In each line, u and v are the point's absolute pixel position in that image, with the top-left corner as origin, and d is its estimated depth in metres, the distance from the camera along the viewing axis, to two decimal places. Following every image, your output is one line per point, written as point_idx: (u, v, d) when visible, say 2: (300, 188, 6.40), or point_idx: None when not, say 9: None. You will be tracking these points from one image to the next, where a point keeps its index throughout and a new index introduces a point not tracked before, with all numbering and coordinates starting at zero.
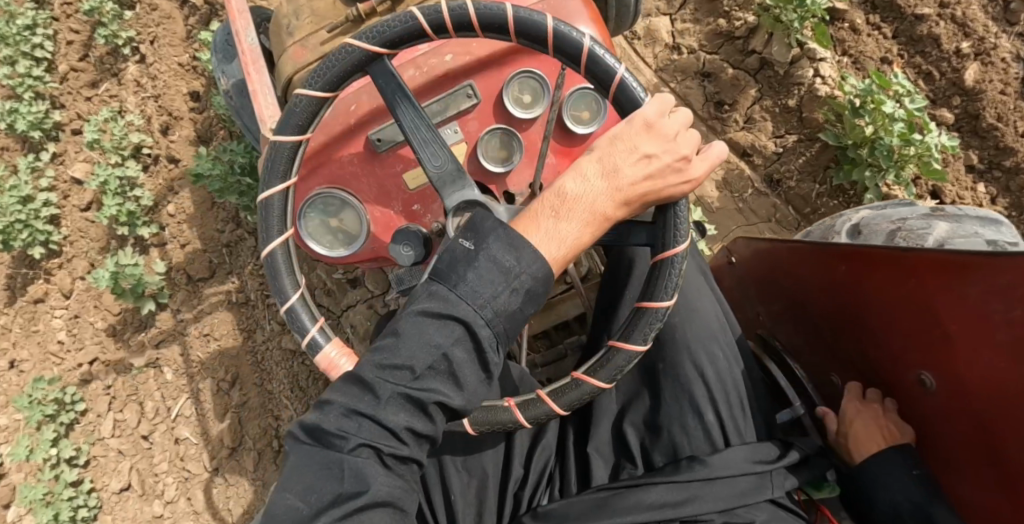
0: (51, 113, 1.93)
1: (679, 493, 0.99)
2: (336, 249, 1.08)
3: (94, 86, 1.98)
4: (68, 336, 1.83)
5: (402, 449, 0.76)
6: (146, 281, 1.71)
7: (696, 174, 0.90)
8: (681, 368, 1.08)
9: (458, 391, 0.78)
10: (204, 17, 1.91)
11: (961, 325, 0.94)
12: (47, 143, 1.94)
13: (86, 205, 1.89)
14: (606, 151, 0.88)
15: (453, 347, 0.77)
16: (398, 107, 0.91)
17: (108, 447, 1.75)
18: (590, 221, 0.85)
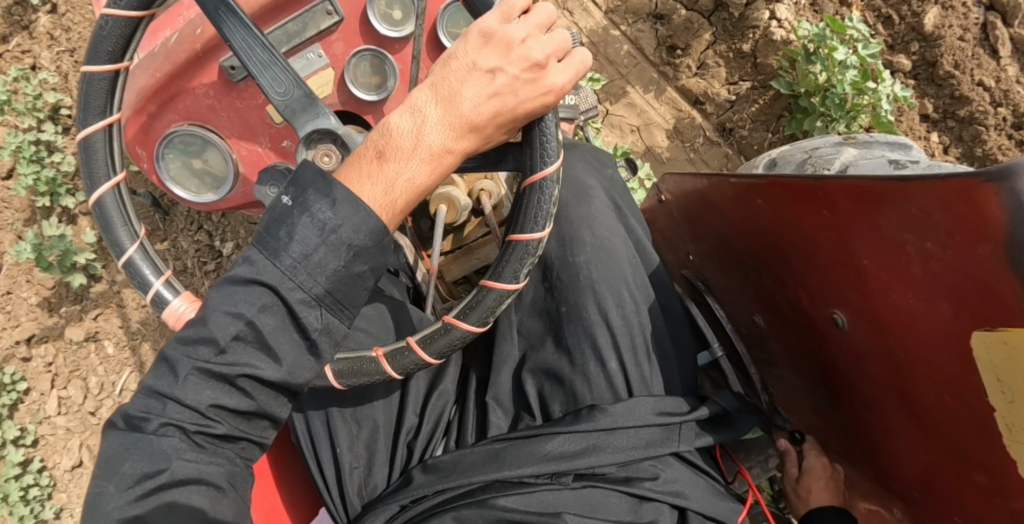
0: None
1: (579, 444, 0.96)
2: (203, 194, 1.09)
3: (4, 41, 1.76)
4: (0, 313, 1.71)
5: (216, 425, 0.74)
6: (74, 252, 1.63)
7: (554, 83, 0.83)
8: (581, 308, 1.05)
9: (279, 361, 0.75)
10: None
11: (876, 261, 0.86)
12: None
13: (5, 173, 1.73)
14: (445, 71, 0.81)
15: (259, 315, 0.73)
16: (223, 24, 0.82)
17: (55, 426, 1.71)
18: (427, 156, 0.79)
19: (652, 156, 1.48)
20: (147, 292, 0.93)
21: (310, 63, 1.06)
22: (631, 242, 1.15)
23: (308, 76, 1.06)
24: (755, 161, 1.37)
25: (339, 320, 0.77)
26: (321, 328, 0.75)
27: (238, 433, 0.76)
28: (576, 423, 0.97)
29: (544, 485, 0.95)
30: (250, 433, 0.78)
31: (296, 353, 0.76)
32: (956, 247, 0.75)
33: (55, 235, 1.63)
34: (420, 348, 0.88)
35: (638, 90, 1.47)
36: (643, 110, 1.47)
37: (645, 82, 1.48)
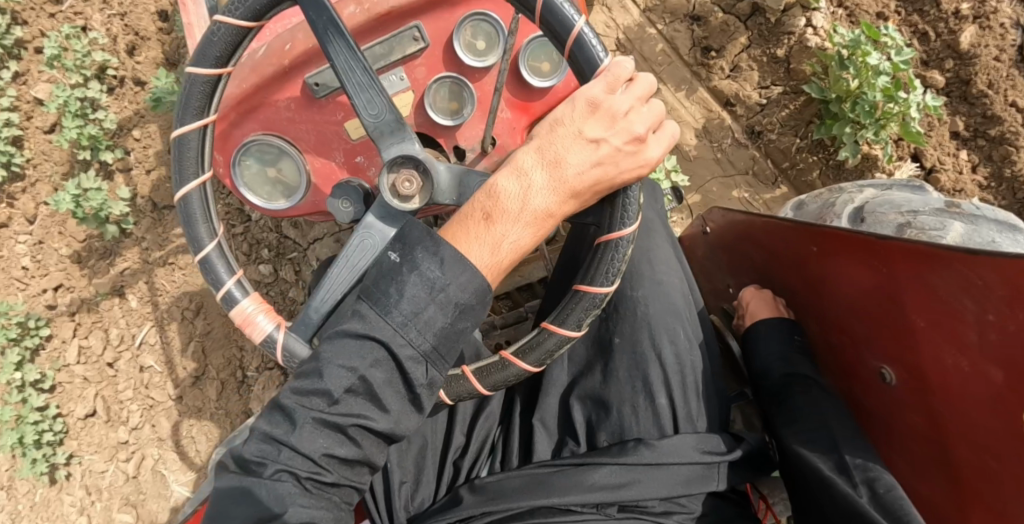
0: (12, 28, 1.89)
1: (623, 476, 1.02)
2: (277, 201, 1.12)
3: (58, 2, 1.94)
4: (31, 262, 1.85)
5: (326, 473, 0.78)
6: (109, 205, 1.67)
7: (651, 156, 0.89)
8: (637, 342, 1.11)
9: (388, 410, 0.79)
10: None
11: (929, 321, 0.94)
12: (8, 60, 1.91)
13: (49, 127, 1.89)
14: (552, 135, 0.88)
15: (371, 370, 0.78)
16: (330, 43, 0.89)
17: (74, 374, 1.75)
18: (531, 220, 0.86)
19: (680, 153, 1.50)
20: (219, 294, 0.99)
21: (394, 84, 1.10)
22: (687, 283, 1.20)
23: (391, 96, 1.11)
24: (835, 205, 1.29)
25: (441, 372, 0.82)
26: (426, 383, 0.81)
27: (345, 482, 0.80)
28: (623, 455, 1.03)
29: (590, 514, 1.02)
30: (353, 481, 0.81)
31: (404, 400, 0.81)
32: (1011, 314, 0.85)
33: (93, 189, 1.68)
34: (472, 379, 0.95)
35: (671, 88, 1.49)
36: (675, 107, 1.49)
37: (678, 80, 1.49)
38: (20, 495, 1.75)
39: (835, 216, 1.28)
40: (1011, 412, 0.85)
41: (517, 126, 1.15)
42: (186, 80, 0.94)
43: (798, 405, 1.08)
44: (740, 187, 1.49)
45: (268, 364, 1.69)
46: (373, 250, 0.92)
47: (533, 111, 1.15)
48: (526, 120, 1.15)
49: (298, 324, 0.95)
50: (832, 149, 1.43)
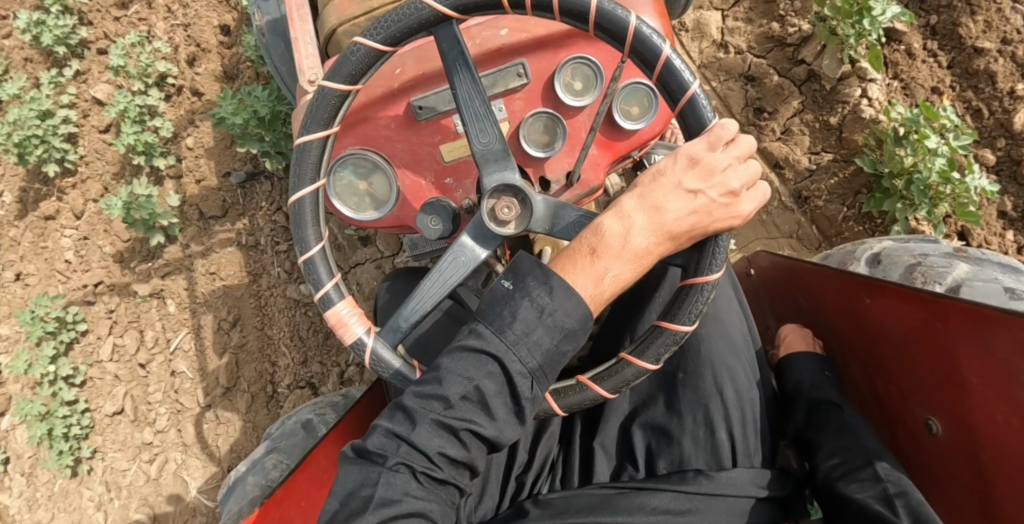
0: (78, 29, 1.99)
1: (683, 503, 1.05)
2: (365, 211, 1.13)
3: (122, 6, 2.02)
4: (75, 256, 1.90)
5: (438, 470, 0.84)
6: (158, 214, 1.71)
7: (742, 210, 0.95)
8: (701, 381, 1.13)
9: (495, 420, 0.85)
10: None
11: (983, 378, 0.96)
12: (72, 60, 1.99)
13: (104, 127, 1.94)
14: (660, 182, 0.93)
15: (488, 390, 0.85)
16: (455, 75, 0.97)
17: (105, 371, 1.79)
18: (632, 257, 0.91)
19: None
20: (318, 296, 1.03)
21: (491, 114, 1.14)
22: (745, 325, 1.22)
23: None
24: (854, 251, 1.33)
25: (544, 390, 0.88)
26: (531, 399, 0.86)
27: (452, 480, 0.86)
28: (682, 483, 1.06)
29: None
30: (458, 480, 0.87)
31: (510, 412, 0.87)
32: None
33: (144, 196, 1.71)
34: (550, 400, 0.97)
35: None
36: None
37: None
38: (41, 483, 1.80)
39: (855, 262, 1.32)
40: None
41: (602, 164, 1.17)
42: (318, 92, 1.00)
43: (827, 423, 1.12)
44: (783, 249, 1.51)
45: (299, 384, 1.71)
46: (466, 268, 1.00)
47: (618, 151, 1.16)
48: (610, 159, 1.16)
49: (385, 330, 1.02)
50: (880, 223, 1.42)
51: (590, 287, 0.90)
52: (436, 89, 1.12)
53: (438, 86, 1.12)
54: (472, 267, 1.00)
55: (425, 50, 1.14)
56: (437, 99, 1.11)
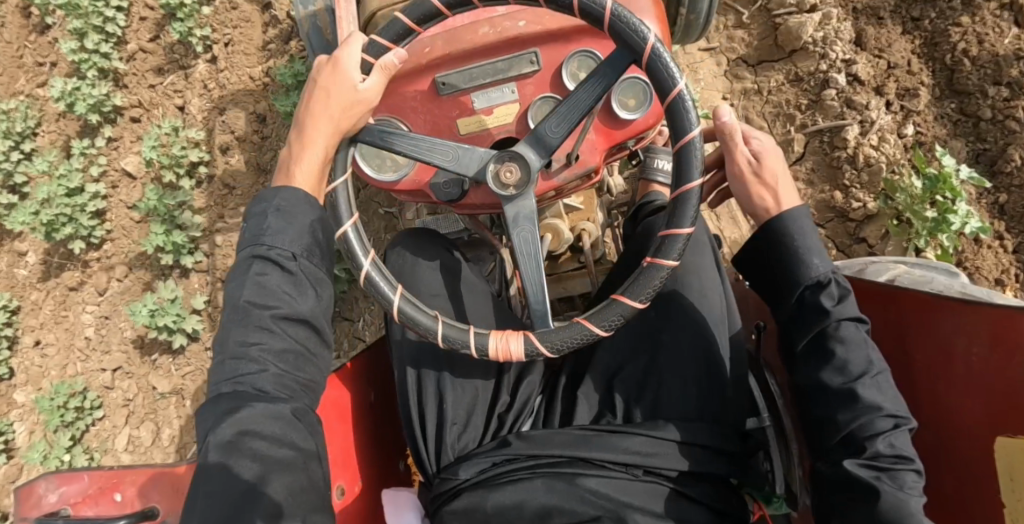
0: (113, 97, 2.00)
1: (658, 444, 1.02)
2: (385, 172, 1.17)
3: (160, 72, 2.05)
4: (94, 334, 1.87)
5: (268, 367, 0.93)
6: (183, 321, 1.70)
7: (347, 104, 1.08)
8: (692, 345, 1.11)
9: (289, 297, 0.98)
10: (282, 33, 1.89)
11: (927, 361, 1.05)
12: (105, 125, 2.00)
13: (132, 202, 1.92)
14: (331, 97, 1.07)
15: (263, 269, 0.98)
16: (392, 141, 1.09)
17: (118, 462, 1.75)
18: (340, 109, 1.07)
19: None
20: (477, 353, 1.04)
21: (500, 95, 1.13)
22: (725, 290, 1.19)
23: (496, 105, 1.14)
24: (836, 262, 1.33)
25: (314, 265, 1.02)
26: (303, 273, 1.00)
27: (289, 370, 0.95)
28: (658, 428, 1.03)
29: (619, 473, 1.01)
30: (295, 371, 0.96)
31: (298, 282, 0.99)
32: (997, 357, 0.96)
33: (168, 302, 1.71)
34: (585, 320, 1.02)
35: None
36: None
37: None
38: None
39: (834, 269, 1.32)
40: (995, 446, 0.96)
41: (598, 152, 1.14)
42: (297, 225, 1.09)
43: (828, 360, 0.99)
44: None
45: None
46: (530, 232, 1.06)
47: (615, 139, 1.13)
48: (606, 147, 1.13)
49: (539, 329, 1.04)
50: None
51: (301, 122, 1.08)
52: (461, 68, 1.14)
53: (466, 64, 1.14)
54: (534, 220, 1.06)
55: (453, 33, 1.14)
56: (460, 77, 1.14)
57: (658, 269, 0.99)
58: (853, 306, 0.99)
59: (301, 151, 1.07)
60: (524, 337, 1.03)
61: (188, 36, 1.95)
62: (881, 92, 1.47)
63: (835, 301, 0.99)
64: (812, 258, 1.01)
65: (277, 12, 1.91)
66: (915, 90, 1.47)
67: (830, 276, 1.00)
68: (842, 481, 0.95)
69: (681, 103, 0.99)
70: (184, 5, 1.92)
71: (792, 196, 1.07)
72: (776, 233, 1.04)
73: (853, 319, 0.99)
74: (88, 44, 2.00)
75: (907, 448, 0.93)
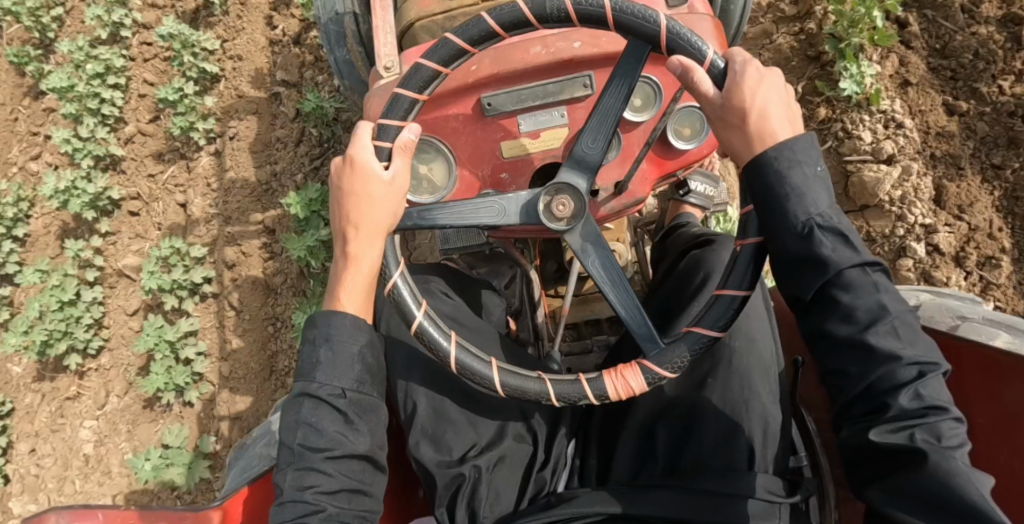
0: (110, 190, 1.86)
1: (692, 501, 0.93)
2: (422, 194, 1.09)
3: (160, 158, 1.93)
4: (94, 451, 1.75)
5: (325, 507, 0.88)
6: (190, 467, 1.60)
7: (388, 194, 0.95)
8: (727, 396, 1.00)
9: (344, 432, 0.91)
10: (290, 129, 1.73)
11: (990, 421, 0.96)
12: (101, 219, 1.86)
13: (132, 310, 1.79)
14: (367, 203, 0.94)
15: (314, 410, 0.91)
16: (433, 215, 0.99)
17: None
18: (382, 199, 0.95)
19: None
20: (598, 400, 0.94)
21: (550, 118, 1.06)
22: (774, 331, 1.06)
23: (543, 129, 1.07)
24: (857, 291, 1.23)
25: (367, 394, 0.94)
26: (353, 400, 0.93)
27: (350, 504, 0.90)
28: (694, 483, 0.95)
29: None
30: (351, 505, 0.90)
31: (356, 409, 0.93)
32: None
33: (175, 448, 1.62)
34: (627, 373, 0.94)
35: None
36: None
37: None
38: None
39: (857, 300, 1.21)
40: None
41: (649, 181, 1.11)
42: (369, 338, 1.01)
43: (838, 325, 0.85)
44: None
45: None
46: (611, 262, 1.00)
47: (667, 169, 1.10)
48: (658, 176, 1.10)
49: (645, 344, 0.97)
50: None
51: (340, 222, 0.96)
52: (510, 88, 1.05)
53: (518, 83, 1.05)
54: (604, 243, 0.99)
55: (501, 52, 1.05)
56: (509, 98, 1.05)
57: (729, 299, 0.91)
58: (854, 244, 0.85)
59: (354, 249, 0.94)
60: (632, 367, 0.94)
61: (189, 130, 1.83)
62: (961, 265, 1.35)
63: (832, 244, 0.84)
64: (807, 196, 0.85)
65: (285, 107, 1.76)
66: (997, 259, 1.34)
67: (831, 214, 0.85)
68: (879, 456, 0.83)
69: (719, 70, 0.91)
70: (185, 97, 1.83)
71: (788, 121, 0.89)
72: (760, 164, 0.87)
73: (859, 261, 0.84)
74: (83, 132, 1.90)
75: (942, 403, 0.81)
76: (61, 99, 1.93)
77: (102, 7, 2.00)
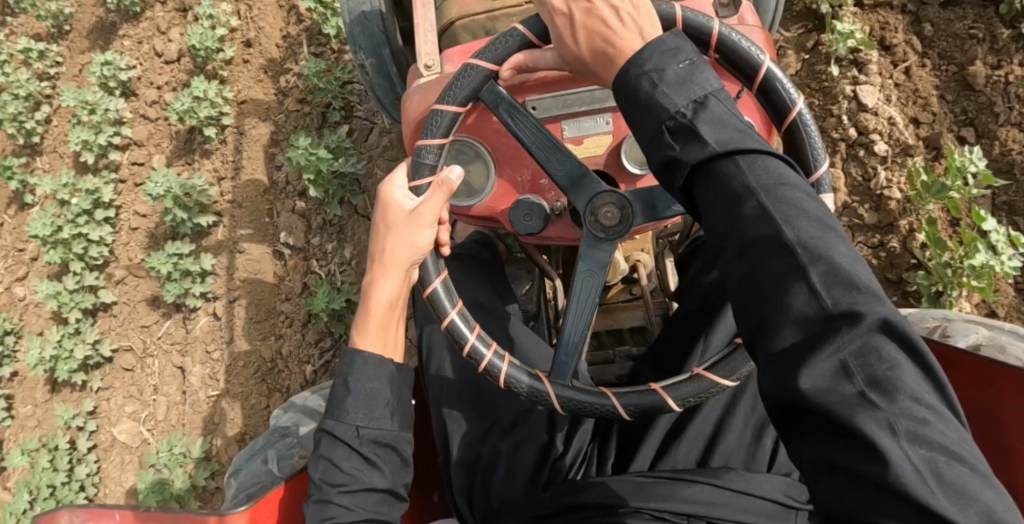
0: (100, 347, 1.72)
1: (712, 497, 0.84)
2: (459, 197, 0.98)
3: (151, 306, 1.75)
4: None
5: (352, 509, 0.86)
6: None
7: (410, 228, 0.89)
8: (755, 397, 1.00)
9: (365, 433, 0.88)
10: (296, 295, 1.59)
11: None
12: (93, 376, 1.73)
13: (126, 486, 1.65)
14: (389, 245, 0.91)
15: (329, 453, 0.88)
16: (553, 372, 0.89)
17: None
18: (400, 227, 0.90)
19: None
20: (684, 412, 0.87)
21: (595, 125, 0.93)
22: None
23: (587, 136, 0.94)
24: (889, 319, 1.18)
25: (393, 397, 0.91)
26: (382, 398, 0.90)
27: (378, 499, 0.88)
28: (718, 476, 0.86)
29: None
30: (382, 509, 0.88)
31: (379, 409, 0.89)
32: None
33: None
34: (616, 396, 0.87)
35: None
36: None
37: None
38: None
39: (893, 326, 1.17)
40: None
41: None
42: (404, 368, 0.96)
43: (736, 230, 0.61)
44: None
45: None
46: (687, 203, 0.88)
47: None
48: None
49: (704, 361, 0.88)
50: None
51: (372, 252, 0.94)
52: (558, 91, 0.93)
53: (566, 88, 0.93)
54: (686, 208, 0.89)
55: None
56: (555, 102, 0.93)
57: None
58: (703, 135, 0.65)
59: (375, 284, 0.92)
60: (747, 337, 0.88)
61: (184, 296, 1.66)
62: None
63: (684, 141, 0.66)
64: (657, 101, 0.68)
65: (288, 279, 1.60)
66: None
67: (687, 111, 0.66)
68: (793, 421, 0.54)
69: (800, 123, 0.82)
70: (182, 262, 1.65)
71: (636, 29, 0.75)
72: (624, 84, 0.72)
73: (715, 155, 0.63)
74: (71, 283, 1.74)
75: (864, 317, 0.52)
76: (43, 246, 1.76)
77: (86, 129, 1.87)
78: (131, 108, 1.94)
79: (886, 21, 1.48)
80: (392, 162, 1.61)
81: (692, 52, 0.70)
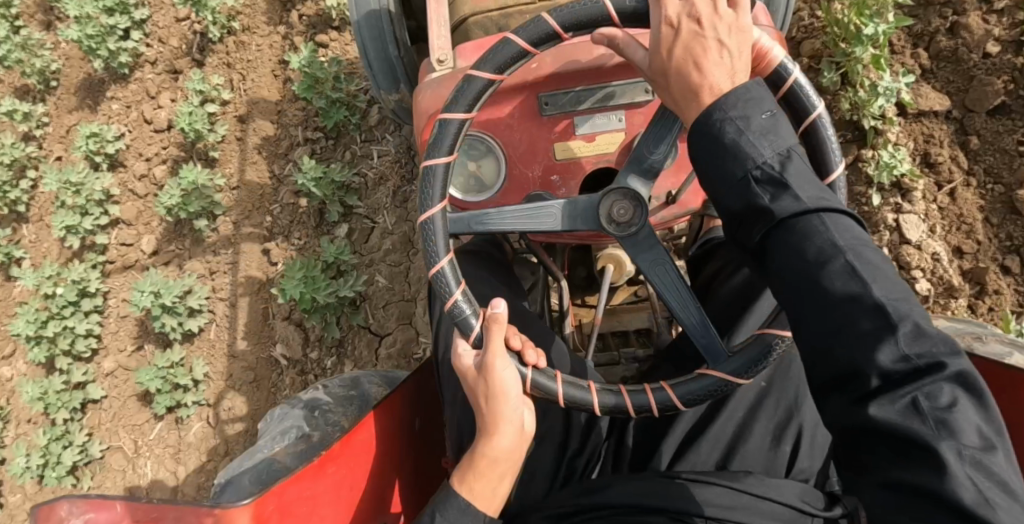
0: (90, 447, 1.65)
1: (729, 499, 0.78)
2: (468, 192, 0.93)
3: (142, 400, 1.68)
4: None
5: None
6: None
7: (493, 381, 0.81)
8: (779, 399, 0.96)
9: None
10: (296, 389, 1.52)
11: None
12: (83, 477, 1.66)
13: None
14: (487, 406, 0.83)
15: None
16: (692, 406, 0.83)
17: None
18: (480, 382, 0.82)
19: None
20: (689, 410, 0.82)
21: (608, 121, 0.88)
22: None
23: (600, 132, 0.88)
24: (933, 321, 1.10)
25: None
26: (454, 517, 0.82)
27: None
28: (736, 479, 0.81)
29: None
30: None
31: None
32: None
33: None
34: (650, 392, 0.82)
35: None
36: None
37: None
38: None
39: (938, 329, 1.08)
40: None
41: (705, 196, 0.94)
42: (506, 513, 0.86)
43: (817, 281, 0.62)
44: None
45: None
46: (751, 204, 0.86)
47: None
48: None
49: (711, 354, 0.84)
50: None
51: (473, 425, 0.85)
52: (570, 86, 0.87)
53: (579, 83, 0.87)
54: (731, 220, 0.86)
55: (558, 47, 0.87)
56: (568, 97, 0.88)
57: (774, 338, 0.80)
58: (795, 189, 0.64)
59: (478, 448, 0.84)
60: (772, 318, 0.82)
61: (177, 406, 1.60)
62: None
63: (774, 191, 0.65)
64: (743, 149, 0.66)
65: (285, 376, 1.53)
66: None
67: (775, 162, 0.65)
68: (866, 445, 0.58)
69: (818, 129, 0.76)
70: (173, 370, 1.59)
71: (725, 66, 0.70)
72: (707, 126, 0.68)
73: (806, 211, 0.63)
74: (59, 383, 1.67)
75: (947, 367, 0.56)
76: (27, 342, 1.70)
77: (71, 212, 1.77)
78: (118, 182, 1.84)
79: (931, 132, 1.37)
80: (394, 268, 1.52)
81: (773, 102, 0.68)
